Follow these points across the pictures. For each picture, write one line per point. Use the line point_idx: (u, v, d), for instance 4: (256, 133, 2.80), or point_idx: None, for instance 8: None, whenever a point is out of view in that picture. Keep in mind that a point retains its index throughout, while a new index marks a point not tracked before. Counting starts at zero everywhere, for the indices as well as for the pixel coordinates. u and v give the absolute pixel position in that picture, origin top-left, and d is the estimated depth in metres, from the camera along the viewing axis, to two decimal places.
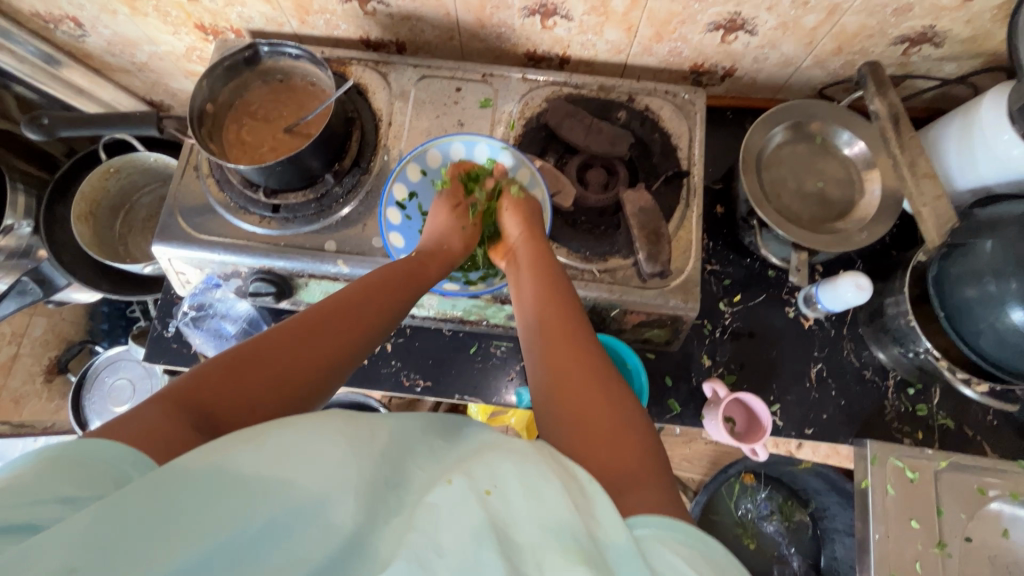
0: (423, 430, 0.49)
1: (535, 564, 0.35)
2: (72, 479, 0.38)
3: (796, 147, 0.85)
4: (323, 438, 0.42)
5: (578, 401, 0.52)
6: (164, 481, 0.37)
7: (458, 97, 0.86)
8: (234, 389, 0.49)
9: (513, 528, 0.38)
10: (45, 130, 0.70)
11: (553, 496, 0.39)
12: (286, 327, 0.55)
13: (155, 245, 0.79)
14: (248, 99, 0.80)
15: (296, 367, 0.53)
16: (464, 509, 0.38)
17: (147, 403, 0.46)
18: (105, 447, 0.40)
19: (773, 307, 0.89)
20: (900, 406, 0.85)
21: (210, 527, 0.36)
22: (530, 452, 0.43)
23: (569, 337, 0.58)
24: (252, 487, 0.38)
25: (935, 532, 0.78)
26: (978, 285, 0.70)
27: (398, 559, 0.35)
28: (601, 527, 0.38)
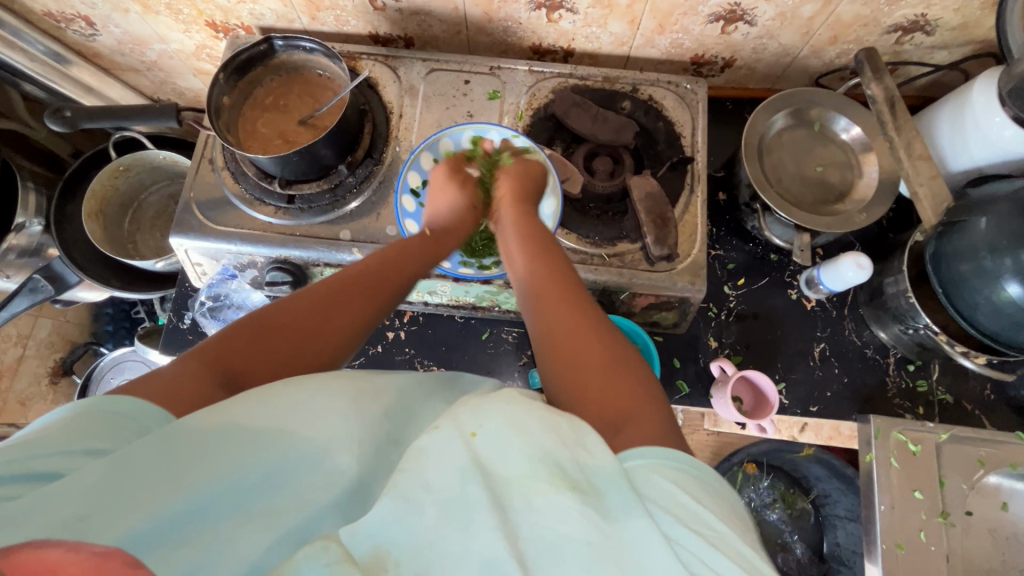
0: (418, 390, 0.52)
1: (522, 496, 0.39)
2: (99, 431, 0.40)
3: (795, 133, 0.88)
4: (320, 394, 0.46)
5: (578, 351, 0.54)
6: (175, 434, 0.40)
7: (467, 89, 0.88)
8: (255, 355, 0.52)
9: (499, 464, 0.40)
10: (66, 122, 0.71)
11: (540, 434, 0.42)
12: (298, 298, 0.57)
13: (172, 237, 0.80)
14: (263, 93, 0.82)
15: (312, 336, 0.56)
16: (452, 450, 0.41)
17: (177, 360, 0.49)
18: (132, 403, 0.43)
19: (775, 289, 0.91)
20: (901, 382, 0.88)
21: (221, 471, 0.39)
22: (517, 400, 0.46)
23: (565, 293, 0.60)
24: (261, 435, 0.42)
25: (938, 502, 0.80)
26: (972, 260, 0.72)
27: (386, 496, 0.39)
28: (595, 458, 0.41)
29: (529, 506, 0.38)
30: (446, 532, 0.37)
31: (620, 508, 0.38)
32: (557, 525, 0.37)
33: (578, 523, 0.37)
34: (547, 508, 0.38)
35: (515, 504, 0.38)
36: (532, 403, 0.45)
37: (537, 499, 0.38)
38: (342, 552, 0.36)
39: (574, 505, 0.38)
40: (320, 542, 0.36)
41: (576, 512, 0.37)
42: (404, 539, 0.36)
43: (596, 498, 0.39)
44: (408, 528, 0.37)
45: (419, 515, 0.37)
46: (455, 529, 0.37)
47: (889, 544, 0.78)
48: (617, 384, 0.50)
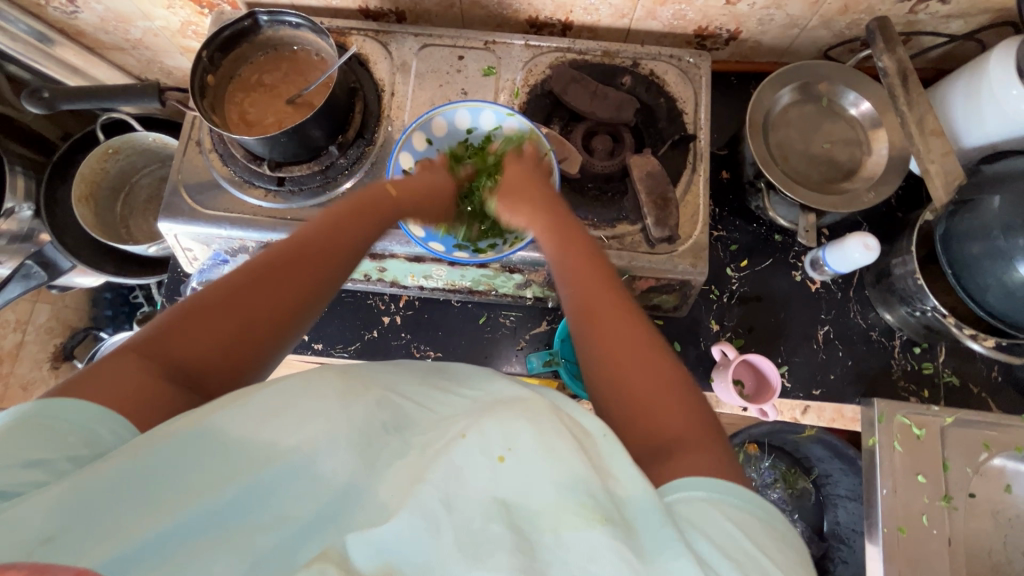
0: (409, 380, 0.51)
1: (551, 528, 0.38)
2: (40, 443, 0.38)
3: (802, 109, 0.85)
4: (310, 397, 0.45)
5: (623, 362, 0.50)
6: (134, 447, 0.38)
7: (461, 65, 0.85)
8: (196, 337, 0.47)
9: (527, 495, 0.40)
10: (45, 103, 0.69)
11: (570, 456, 0.41)
12: (237, 278, 0.51)
13: (160, 221, 0.79)
14: (249, 71, 0.79)
15: (256, 318, 0.50)
16: (481, 474, 0.40)
17: (112, 357, 0.45)
18: (77, 407, 0.41)
19: (779, 271, 0.89)
20: (906, 365, 0.86)
21: (194, 488, 0.38)
22: (545, 412, 0.45)
23: (611, 294, 0.56)
24: (236, 448, 0.40)
25: (942, 486, 0.79)
26: (984, 240, 0.70)
27: (406, 510, 0.38)
28: (622, 484, 0.40)
29: (558, 541, 0.37)
30: (457, 561, 0.36)
31: (657, 549, 0.37)
32: (589, 564, 0.35)
33: (612, 559, 0.35)
34: (578, 543, 0.37)
35: (543, 538, 0.37)
36: (560, 417, 0.45)
37: (568, 533, 0.37)
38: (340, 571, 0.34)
39: (605, 539, 0.36)
40: (317, 564, 0.34)
41: (610, 548, 0.36)
42: (418, 562, 0.36)
43: (630, 533, 0.37)
44: (424, 552, 0.36)
45: (434, 537, 0.37)
46: (468, 558, 0.36)
47: (891, 527, 0.77)
48: (664, 403, 0.47)
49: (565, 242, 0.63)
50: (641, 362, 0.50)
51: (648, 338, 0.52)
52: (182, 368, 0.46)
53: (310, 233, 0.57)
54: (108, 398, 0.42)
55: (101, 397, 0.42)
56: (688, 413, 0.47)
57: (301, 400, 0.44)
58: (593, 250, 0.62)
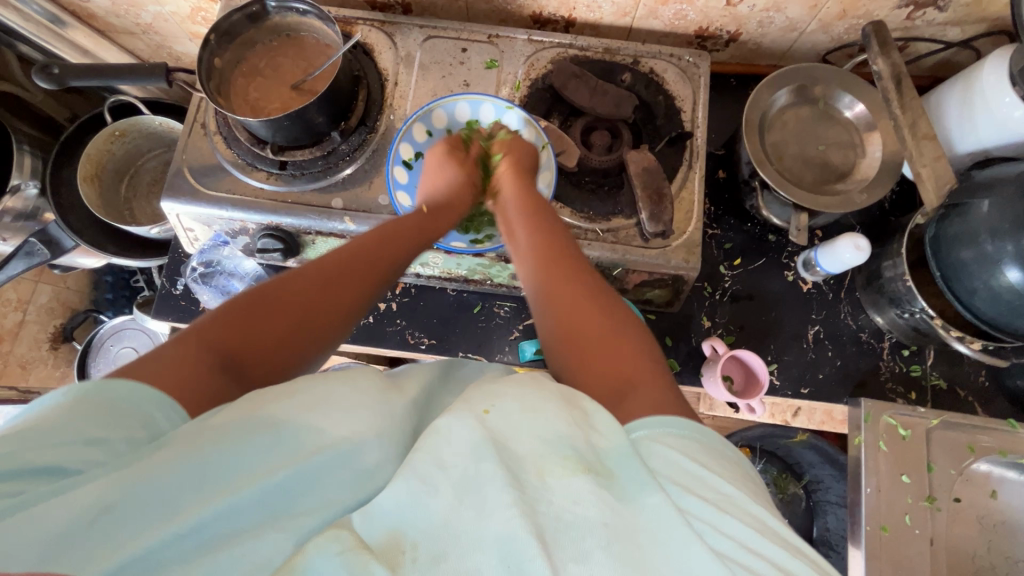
0: (427, 393, 0.54)
1: (539, 476, 0.39)
2: (97, 421, 0.39)
3: (799, 111, 0.86)
4: (347, 385, 0.47)
5: (589, 332, 0.54)
6: (192, 436, 0.40)
7: (464, 57, 0.86)
8: (255, 336, 0.51)
9: (516, 441, 0.41)
10: (55, 79, 0.70)
11: (553, 416, 0.42)
12: (305, 271, 0.57)
13: (163, 201, 0.80)
14: (256, 56, 0.81)
15: (315, 309, 0.55)
16: (468, 429, 0.41)
17: (175, 342, 0.47)
18: (129, 386, 0.42)
19: (772, 271, 0.90)
20: (895, 367, 0.87)
21: (250, 462, 0.40)
22: (533, 384, 0.46)
23: (571, 274, 0.60)
24: (282, 433, 0.42)
25: (925, 487, 0.80)
26: (974, 245, 0.71)
27: (400, 477, 0.39)
28: (605, 438, 0.41)
29: (545, 485, 0.38)
30: (461, 511, 0.37)
31: (636, 487, 0.38)
32: (574, 507, 0.37)
33: (594, 503, 0.37)
34: (563, 487, 0.38)
35: (530, 481, 0.39)
36: (547, 387, 0.46)
37: (553, 479, 0.39)
38: (354, 539, 0.35)
39: (588, 487, 0.38)
40: (332, 531, 0.36)
41: (591, 494, 0.37)
42: (420, 525, 0.36)
43: (614, 481, 0.39)
44: (427, 513, 0.37)
45: (436, 498, 0.37)
46: (470, 509, 0.37)
47: (874, 526, 0.78)
48: (625, 361, 0.51)
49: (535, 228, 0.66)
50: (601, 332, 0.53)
51: (610, 308, 0.56)
52: (238, 362, 0.49)
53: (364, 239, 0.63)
54: (169, 390, 0.44)
55: (162, 382, 0.44)
56: (639, 363, 0.51)
57: (342, 391, 0.46)
58: (558, 235, 0.66)
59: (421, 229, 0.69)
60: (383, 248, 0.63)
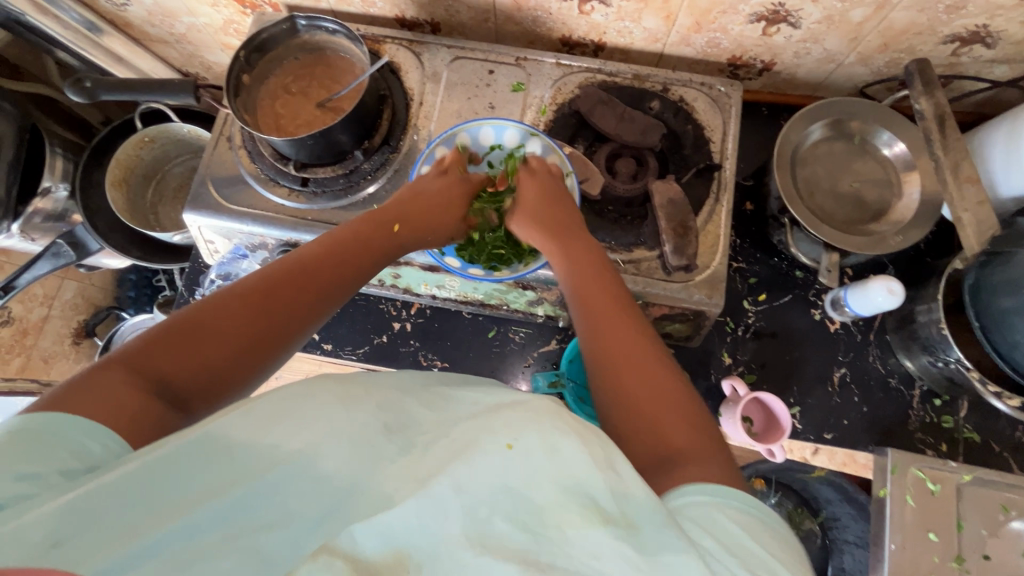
0: (404, 385, 0.50)
1: (554, 525, 0.36)
2: (32, 454, 0.38)
3: (833, 146, 0.83)
4: (310, 402, 0.44)
5: (633, 381, 0.53)
6: (140, 458, 0.38)
7: (491, 79, 0.86)
8: (192, 360, 0.49)
9: (531, 488, 0.38)
10: (87, 93, 0.72)
11: (574, 458, 0.39)
12: (239, 295, 0.54)
13: (186, 213, 0.80)
14: (285, 72, 0.81)
15: (254, 327, 0.53)
16: (490, 462, 0.39)
17: (100, 370, 0.45)
18: (64, 420, 0.40)
19: (797, 308, 0.87)
20: (925, 416, 0.83)
21: (209, 487, 0.38)
22: (544, 415, 0.43)
23: (622, 317, 0.60)
24: (243, 452, 0.40)
25: (954, 546, 0.76)
26: (1016, 295, 0.67)
27: (411, 500, 0.37)
28: (625, 486, 0.39)
29: (564, 537, 0.36)
30: (467, 551, 0.35)
31: (660, 543, 0.36)
32: (593, 560, 0.35)
33: (616, 559, 0.35)
34: (580, 540, 0.36)
35: (551, 535, 0.36)
36: (560, 418, 0.43)
37: (571, 530, 0.36)
38: (348, 565, 0.33)
39: (608, 538, 0.36)
40: (324, 557, 0.33)
41: (612, 546, 0.35)
42: (428, 548, 0.35)
43: (632, 531, 0.36)
44: (432, 536, 0.36)
45: (441, 530, 0.36)
46: (477, 547, 0.35)
47: None
48: (676, 417, 0.50)
49: (581, 265, 0.67)
50: (643, 378, 0.53)
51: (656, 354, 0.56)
52: (175, 389, 0.47)
53: (307, 257, 0.61)
54: (94, 415, 0.42)
55: (88, 413, 0.42)
56: (693, 422, 0.50)
57: (304, 405, 0.44)
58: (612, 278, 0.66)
59: (379, 251, 0.68)
60: (334, 270, 0.61)
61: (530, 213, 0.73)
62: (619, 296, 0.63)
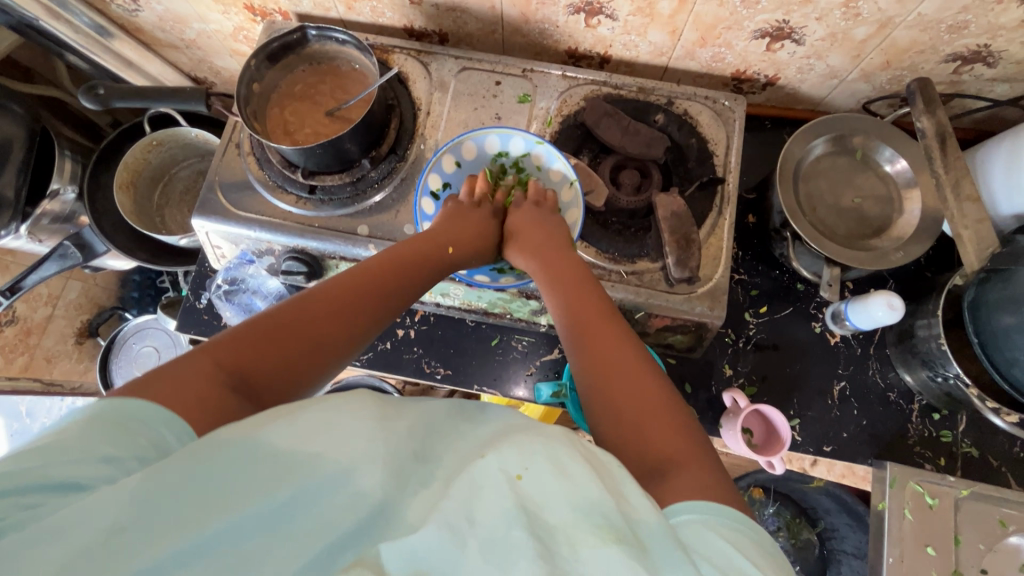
0: (437, 412, 0.50)
1: (568, 542, 0.37)
2: (113, 438, 0.40)
3: (835, 161, 0.84)
4: (346, 415, 0.45)
5: (625, 400, 0.53)
6: (191, 453, 0.39)
7: (497, 90, 0.87)
8: (268, 358, 0.51)
9: (546, 506, 0.39)
10: (100, 99, 0.73)
11: (586, 481, 0.40)
12: (317, 297, 0.57)
13: (194, 218, 0.81)
14: (294, 81, 0.82)
15: (326, 332, 0.55)
16: (502, 490, 0.39)
17: (190, 357, 0.48)
18: (149, 409, 0.43)
19: (798, 321, 0.88)
20: (924, 430, 0.84)
21: (244, 494, 0.39)
22: (563, 441, 0.44)
23: (612, 332, 0.61)
24: (284, 458, 0.41)
25: (951, 559, 0.77)
26: (1016, 313, 0.68)
27: (432, 522, 0.38)
28: (634, 508, 0.40)
29: (577, 556, 0.36)
30: (485, 569, 0.35)
31: (668, 566, 0.37)
32: None
33: (625, 574, 0.35)
34: (595, 562, 0.36)
35: (562, 552, 0.36)
36: (576, 444, 0.44)
37: (585, 551, 0.36)
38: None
39: (620, 557, 0.36)
40: (357, 569, 0.35)
41: (625, 566, 0.35)
42: (447, 569, 0.35)
43: (644, 552, 0.37)
44: (454, 561, 0.36)
45: (461, 550, 0.36)
46: (493, 566, 0.35)
47: None
48: (666, 436, 0.50)
49: (568, 281, 0.68)
50: (640, 395, 0.53)
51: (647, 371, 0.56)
52: (250, 385, 0.49)
53: (368, 268, 0.63)
54: (178, 405, 0.44)
55: (173, 402, 0.45)
56: (686, 441, 0.50)
57: (340, 420, 0.44)
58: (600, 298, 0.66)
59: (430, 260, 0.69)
60: (392, 281, 0.63)
61: (526, 243, 0.75)
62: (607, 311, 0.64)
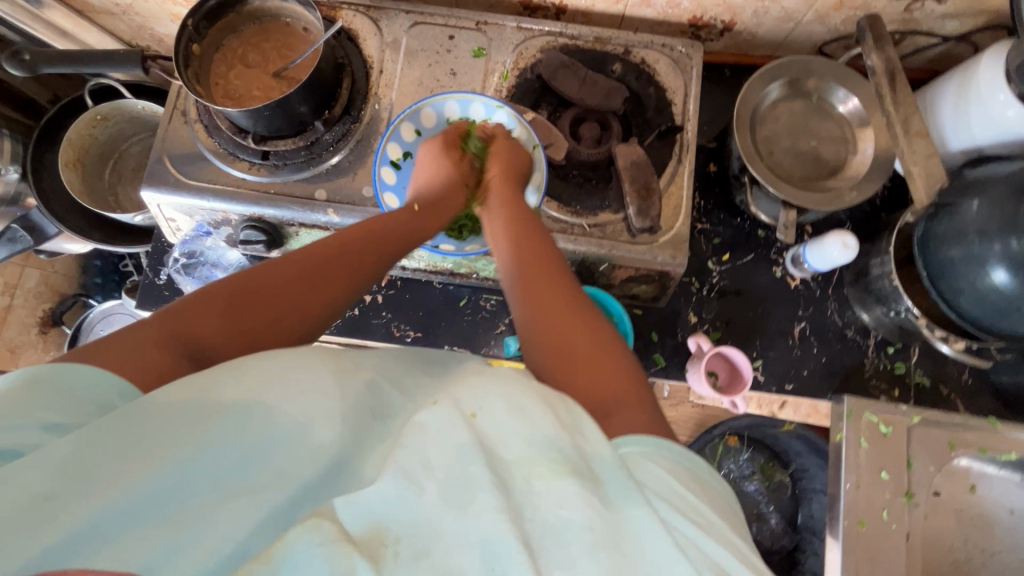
0: (387, 367, 0.49)
1: (525, 478, 0.40)
2: (51, 403, 0.39)
3: (791, 105, 0.85)
4: (303, 364, 0.44)
5: (567, 345, 0.54)
6: (127, 414, 0.38)
7: (451, 45, 0.84)
8: (224, 322, 0.50)
9: (502, 444, 0.41)
10: (27, 66, 0.69)
11: (541, 419, 0.42)
12: (282, 263, 0.55)
13: (143, 190, 0.79)
14: (236, 42, 0.79)
15: (289, 305, 0.53)
16: (457, 429, 0.41)
17: (141, 324, 0.47)
18: (83, 372, 0.41)
19: (759, 266, 0.90)
20: (879, 364, 0.87)
21: (185, 449, 0.38)
22: (518, 380, 0.46)
23: (555, 277, 0.60)
24: (229, 411, 0.40)
25: (904, 483, 0.81)
26: (962, 245, 0.70)
27: (387, 473, 0.38)
28: (591, 444, 0.42)
29: (531, 488, 0.39)
30: (444, 509, 0.37)
31: (622, 496, 0.39)
32: (559, 510, 0.38)
33: (578, 508, 0.38)
34: (549, 492, 0.39)
35: (518, 485, 0.39)
36: (531, 384, 0.45)
37: (540, 483, 0.39)
38: (336, 530, 0.35)
39: (574, 490, 0.39)
40: (312, 519, 0.35)
41: (577, 497, 0.38)
42: (403, 517, 0.36)
43: (598, 486, 0.39)
44: (409, 508, 0.37)
45: (418, 494, 0.37)
46: (453, 507, 0.37)
47: (851, 521, 0.79)
48: (605, 379, 0.51)
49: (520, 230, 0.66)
50: (585, 342, 0.54)
51: (592, 320, 0.56)
52: (197, 349, 0.48)
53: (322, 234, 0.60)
54: (124, 369, 0.43)
55: (118, 366, 0.43)
56: (624, 384, 0.51)
57: (295, 372, 0.43)
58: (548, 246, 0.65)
59: (408, 229, 0.65)
60: (362, 254, 0.59)
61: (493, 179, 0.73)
62: (554, 257, 0.64)
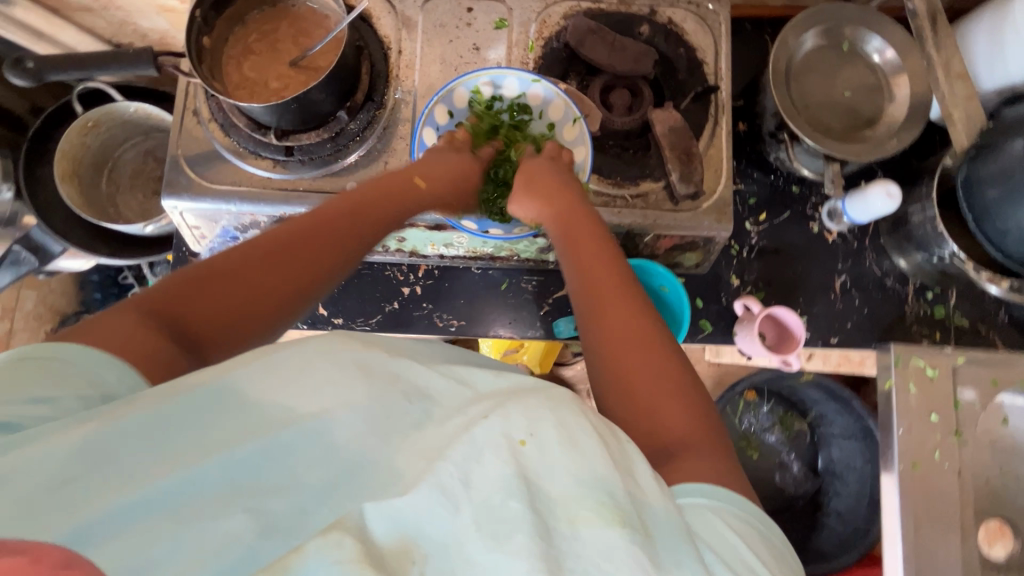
0: (417, 352, 0.51)
1: (568, 522, 0.37)
2: (46, 381, 0.41)
3: (823, 56, 0.83)
4: (326, 360, 0.45)
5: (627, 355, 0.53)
6: (153, 397, 0.40)
7: (470, 18, 0.80)
8: (202, 300, 0.50)
9: (547, 483, 0.39)
10: (31, 74, 0.64)
11: (594, 454, 0.40)
12: (258, 246, 0.54)
13: (164, 199, 0.74)
14: (246, 31, 0.74)
15: (271, 282, 0.53)
16: (504, 454, 0.39)
17: (119, 308, 0.48)
18: (76, 350, 0.43)
19: (796, 223, 0.89)
20: (919, 310, 0.88)
21: (205, 449, 0.39)
22: (570, 406, 0.43)
23: (620, 289, 0.59)
24: (249, 408, 0.41)
25: (953, 422, 0.83)
26: (1002, 184, 0.70)
27: (424, 485, 0.37)
28: (638, 483, 0.40)
29: (574, 534, 0.37)
30: (475, 537, 0.36)
31: (671, 559, 0.38)
32: (603, 563, 0.36)
33: (627, 564, 0.36)
34: (593, 540, 0.37)
35: (561, 529, 0.37)
36: (586, 411, 0.43)
37: (585, 529, 0.37)
38: (357, 549, 0.34)
39: (621, 542, 0.36)
40: (335, 535, 0.34)
41: (624, 551, 0.36)
42: (433, 536, 0.36)
43: (647, 537, 0.38)
44: (442, 528, 0.36)
45: (455, 516, 0.36)
46: (488, 537, 0.36)
47: (905, 463, 0.81)
48: (667, 396, 0.50)
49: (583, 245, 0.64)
50: (646, 357, 0.53)
51: (654, 334, 0.55)
52: (180, 328, 0.48)
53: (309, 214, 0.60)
54: (117, 350, 0.45)
55: (108, 344, 0.45)
56: (690, 411, 0.50)
57: (319, 363, 0.44)
58: (609, 259, 0.62)
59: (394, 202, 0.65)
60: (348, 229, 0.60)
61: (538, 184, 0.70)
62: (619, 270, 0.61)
